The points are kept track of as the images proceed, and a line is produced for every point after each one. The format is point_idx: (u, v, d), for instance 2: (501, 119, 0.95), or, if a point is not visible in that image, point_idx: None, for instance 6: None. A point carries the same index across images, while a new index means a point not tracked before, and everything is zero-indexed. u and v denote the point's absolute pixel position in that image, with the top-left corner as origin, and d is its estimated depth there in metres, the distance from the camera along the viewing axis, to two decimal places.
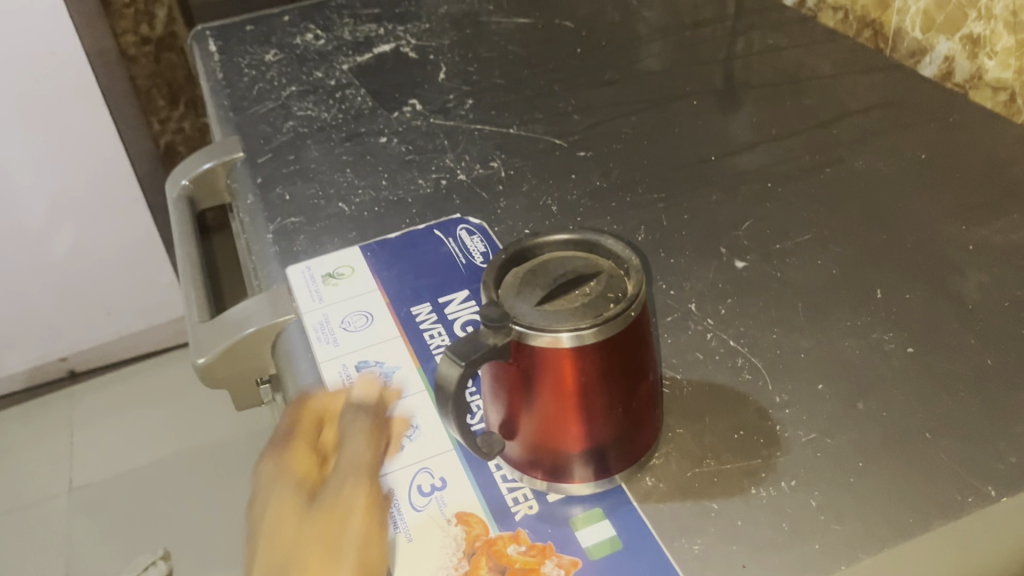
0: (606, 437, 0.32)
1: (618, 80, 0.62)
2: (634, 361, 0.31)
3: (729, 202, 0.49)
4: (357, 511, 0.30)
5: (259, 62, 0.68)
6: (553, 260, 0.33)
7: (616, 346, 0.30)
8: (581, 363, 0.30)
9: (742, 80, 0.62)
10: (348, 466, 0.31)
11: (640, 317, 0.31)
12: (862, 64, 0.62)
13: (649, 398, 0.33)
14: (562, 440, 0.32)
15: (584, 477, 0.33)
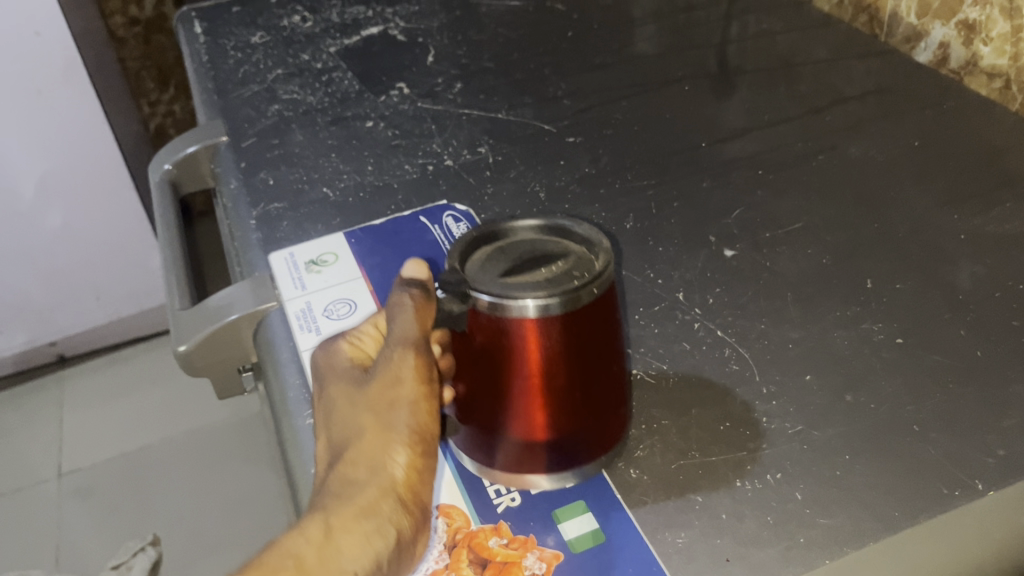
0: (572, 423, 0.32)
1: (610, 64, 0.62)
2: (599, 349, 0.31)
3: (720, 189, 0.49)
4: (408, 378, 0.29)
5: (245, 44, 0.67)
6: (522, 243, 0.32)
7: (577, 327, 0.30)
8: (541, 339, 0.30)
9: (735, 65, 0.61)
10: (394, 334, 0.30)
11: (607, 299, 0.31)
12: (859, 48, 0.61)
13: (617, 390, 0.33)
14: (524, 428, 0.32)
15: (550, 470, 0.32)
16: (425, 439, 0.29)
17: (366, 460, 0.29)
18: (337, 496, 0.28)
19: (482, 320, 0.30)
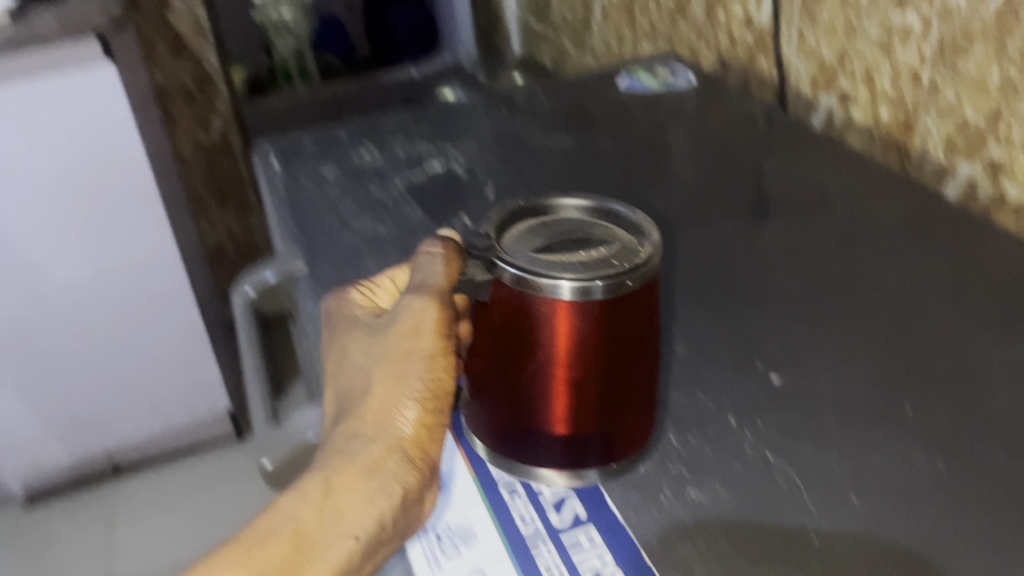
0: (588, 414, 0.38)
1: (656, 195, 0.67)
2: (618, 348, 0.37)
3: (764, 316, 0.52)
4: (420, 340, 0.39)
5: (318, 177, 0.73)
6: (572, 226, 0.38)
7: (597, 325, 0.36)
8: (572, 335, 0.36)
9: (774, 196, 0.65)
10: (414, 295, 0.39)
11: (641, 292, 0.36)
12: (889, 181, 0.65)
13: (634, 387, 0.39)
14: (546, 408, 0.39)
15: (567, 454, 0.40)
16: (434, 400, 0.39)
17: (381, 414, 0.39)
18: (356, 442, 0.39)
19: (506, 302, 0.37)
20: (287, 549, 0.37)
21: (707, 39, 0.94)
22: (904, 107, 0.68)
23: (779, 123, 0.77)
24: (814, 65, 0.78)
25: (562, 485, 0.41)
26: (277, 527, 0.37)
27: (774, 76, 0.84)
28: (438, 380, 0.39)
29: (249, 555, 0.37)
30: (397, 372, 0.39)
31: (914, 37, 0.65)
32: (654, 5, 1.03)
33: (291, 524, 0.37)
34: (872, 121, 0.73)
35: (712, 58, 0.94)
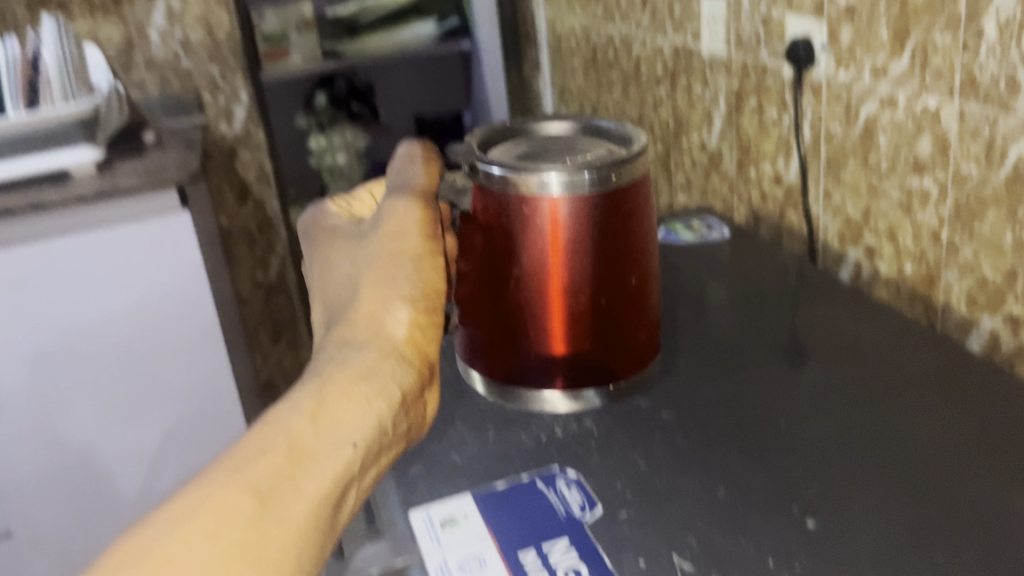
0: (576, 319, 0.60)
1: (694, 342, 0.71)
2: (604, 254, 0.59)
3: (798, 463, 0.55)
4: (407, 241, 0.54)
5: None
6: (554, 146, 0.63)
7: (577, 229, 0.58)
8: (564, 249, 0.58)
9: (806, 343, 0.70)
10: (396, 201, 0.56)
11: (623, 220, 0.59)
12: (917, 333, 0.69)
13: (615, 309, 0.61)
14: (541, 315, 0.60)
15: (564, 374, 0.62)
16: (421, 297, 0.53)
17: (376, 310, 0.52)
18: (357, 334, 0.51)
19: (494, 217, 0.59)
20: (290, 453, 0.43)
21: (739, 194, 1.01)
22: (926, 263, 0.73)
23: (808, 273, 0.82)
24: (840, 221, 0.84)
25: (565, 409, 0.62)
26: (273, 439, 0.43)
27: (804, 230, 0.90)
28: (424, 274, 0.54)
29: (251, 463, 0.42)
30: (390, 270, 0.54)
31: (932, 201, 0.71)
32: (690, 161, 1.11)
33: (287, 435, 0.43)
34: (897, 274, 0.78)
35: (745, 212, 1.01)
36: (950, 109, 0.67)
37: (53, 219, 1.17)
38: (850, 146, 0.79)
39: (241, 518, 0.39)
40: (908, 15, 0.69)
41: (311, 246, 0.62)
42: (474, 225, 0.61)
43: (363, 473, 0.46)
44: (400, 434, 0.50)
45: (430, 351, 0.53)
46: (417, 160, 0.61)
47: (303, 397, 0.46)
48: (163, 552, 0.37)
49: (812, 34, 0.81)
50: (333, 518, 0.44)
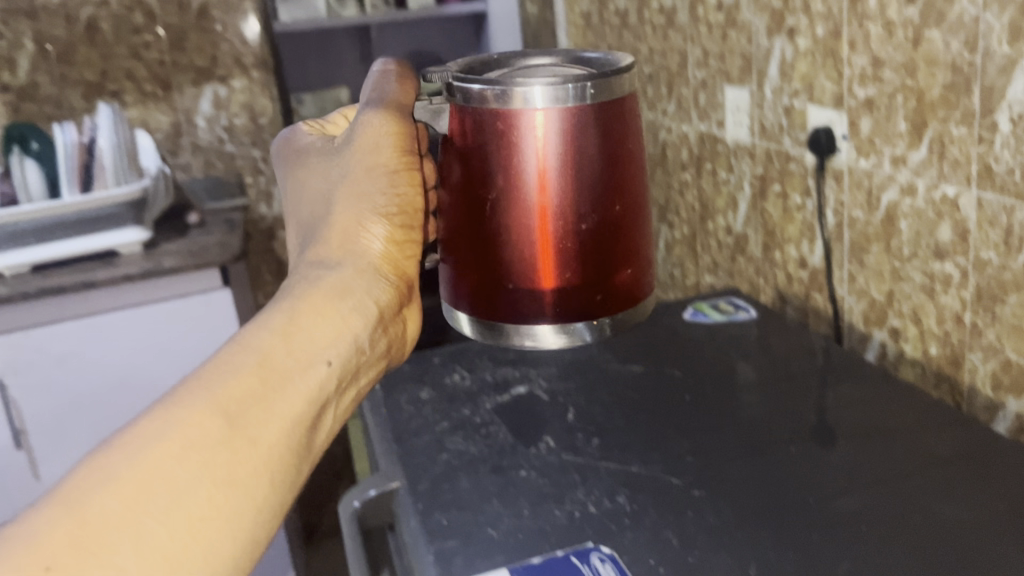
0: (566, 252, 0.62)
1: (723, 420, 0.73)
2: (594, 181, 0.60)
3: (829, 543, 0.56)
4: (380, 153, 0.58)
5: (416, 398, 0.81)
6: (500, 62, 0.64)
7: (561, 159, 0.59)
8: (551, 195, 0.60)
9: (834, 423, 0.71)
10: (369, 112, 0.58)
11: (622, 169, 0.62)
12: (944, 415, 0.70)
13: (610, 242, 0.62)
14: (523, 246, 0.62)
15: (553, 301, 0.63)
16: (396, 213, 0.60)
17: (353, 227, 0.59)
18: (334, 254, 0.59)
19: (471, 133, 0.60)
20: (261, 373, 0.48)
21: (766, 276, 1.03)
22: (951, 346, 0.75)
23: (834, 353, 0.84)
24: (865, 303, 0.86)
25: (557, 342, 0.63)
26: (243, 359, 0.48)
27: (830, 311, 0.92)
28: (399, 189, 0.59)
29: (221, 384, 0.46)
30: (363, 185, 0.59)
31: (954, 284, 0.73)
32: (716, 244, 1.14)
33: (256, 359, 0.49)
34: (922, 356, 0.79)
35: (771, 293, 1.03)
36: (969, 197, 0.69)
37: (102, 292, 1.28)
38: (872, 231, 0.82)
39: (213, 437, 0.44)
40: (924, 108, 0.72)
41: (285, 169, 0.66)
42: (453, 150, 0.62)
43: (335, 393, 0.52)
44: (377, 347, 0.59)
45: (404, 267, 0.61)
46: (393, 70, 0.63)
47: (273, 326, 0.51)
48: (135, 466, 0.41)
49: (833, 123, 0.84)
50: (307, 436, 0.49)
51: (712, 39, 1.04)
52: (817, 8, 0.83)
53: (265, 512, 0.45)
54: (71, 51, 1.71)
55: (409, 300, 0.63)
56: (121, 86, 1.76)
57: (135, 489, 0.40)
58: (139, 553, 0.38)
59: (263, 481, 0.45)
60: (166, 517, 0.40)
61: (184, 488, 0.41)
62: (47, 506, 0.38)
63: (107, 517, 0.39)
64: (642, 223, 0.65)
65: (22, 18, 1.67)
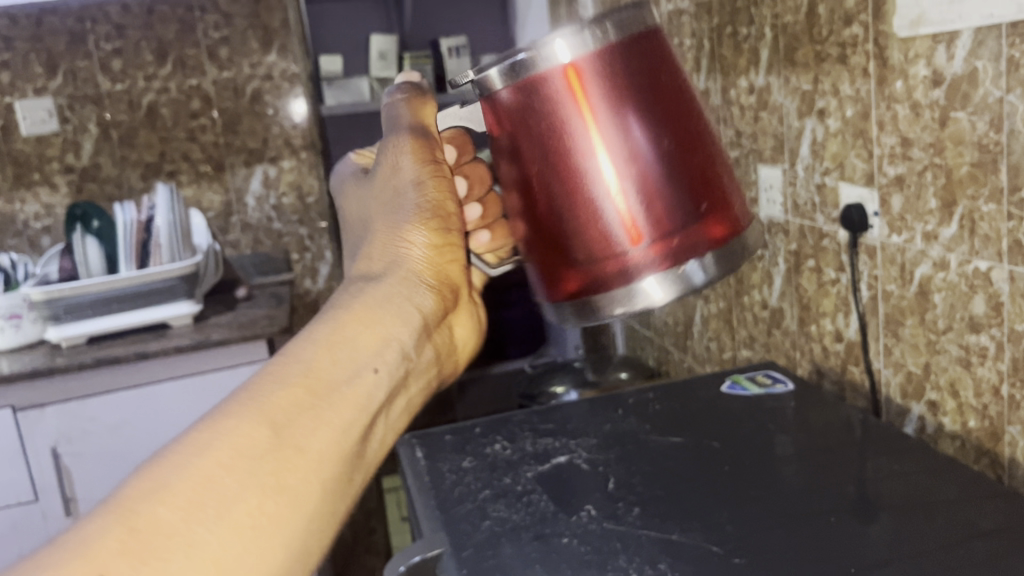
0: (641, 199, 0.56)
1: (762, 492, 0.74)
2: (651, 123, 0.56)
3: None
4: (409, 170, 0.62)
5: (458, 466, 0.83)
6: None
7: (607, 121, 0.55)
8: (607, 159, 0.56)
9: (874, 495, 0.71)
10: (396, 135, 0.63)
11: (667, 95, 0.56)
12: (985, 489, 0.70)
13: (679, 161, 0.56)
14: (595, 216, 0.57)
15: (648, 256, 0.57)
16: (432, 222, 0.63)
17: (392, 238, 0.62)
18: (376, 266, 0.62)
19: (511, 123, 0.57)
20: (306, 385, 0.49)
21: (802, 349, 1.05)
22: (989, 419, 0.75)
23: (872, 425, 0.84)
24: (902, 376, 0.87)
25: (659, 299, 0.57)
26: (288, 372, 0.49)
27: (867, 384, 0.93)
28: (432, 200, 0.63)
29: (265, 399, 0.47)
30: (398, 202, 0.63)
31: (990, 357, 0.74)
32: (752, 318, 1.15)
33: (302, 370, 0.50)
34: (961, 428, 0.80)
35: (808, 367, 1.04)
36: (1001, 271, 0.71)
37: (154, 364, 1.39)
38: (907, 304, 0.84)
39: (261, 449, 0.45)
40: (953, 185, 0.75)
41: (337, 206, 0.71)
42: (500, 147, 0.60)
43: (382, 405, 0.54)
44: (423, 355, 0.60)
45: (449, 271, 0.64)
46: (405, 95, 0.65)
47: (318, 339, 0.52)
48: (187, 478, 0.42)
49: (865, 200, 0.87)
50: (356, 440, 0.50)
51: (744, 121, 1.08)
52: (847, 91, 0.86)
53: (313, 519, 0.46)
54: (133, 135, 1.88)
55: (453, 303, 0.65)
56: (178, 167, 1.91)
57: (184, 501, 0.41)
58: (190, 561, 0.39)
59: (311, 487, 0.46)
60: (216, 523, 0.41)
61: (234, 497, 0.43)
62: (101, 517, 0.40)
63: (160, 526, 0.40)
64: (713, 151, 0.59)
65: (89, 105, 1.85)
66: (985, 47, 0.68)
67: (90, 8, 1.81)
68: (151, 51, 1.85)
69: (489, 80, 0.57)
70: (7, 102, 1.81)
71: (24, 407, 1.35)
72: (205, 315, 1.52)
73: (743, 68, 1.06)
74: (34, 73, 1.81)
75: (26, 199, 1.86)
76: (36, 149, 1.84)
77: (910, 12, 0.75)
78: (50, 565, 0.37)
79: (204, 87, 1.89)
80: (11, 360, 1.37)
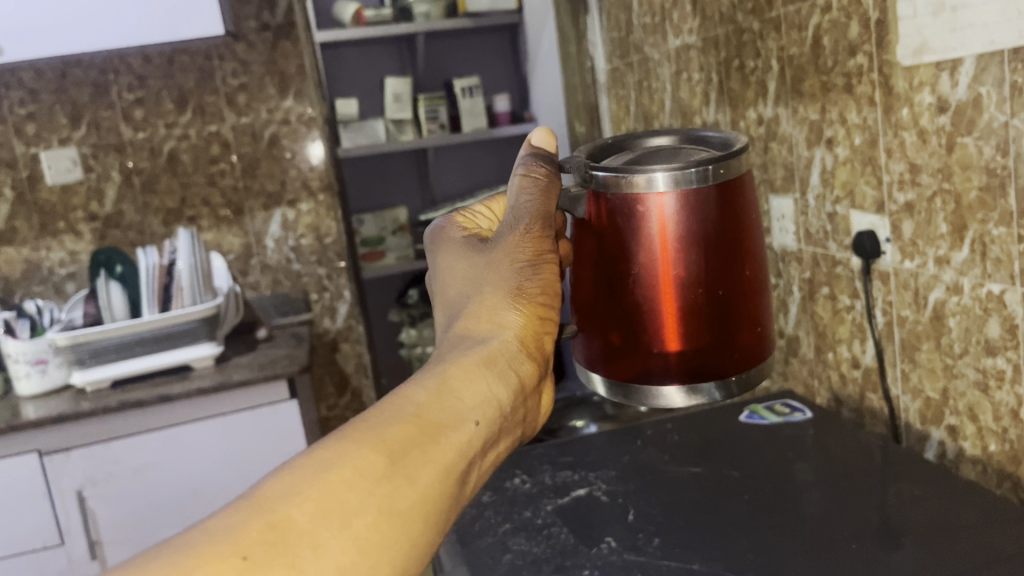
0: (699, 318, 0.54)
1: (784, 520, 0.73)
2: (733, 247, 0.55)
3: None
4: (523, 253, 0.55)
5: (478, 501, 0.84)
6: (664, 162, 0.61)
7: (691, 233, 0.53)
8: (678, 264, 0.54)
9: (899, 522, 0.71)
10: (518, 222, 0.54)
11: (748, 236, 0.56)
12: (1007, 513, 0.69)
13: (744, 297, 0.55)
14: (655, 308, 0.55)
15: (682, 370, 0.55)
16: (535, 296, 0.56)
17: (492, 309, 0.55)
18: (473, 332, 0.55)
19: (612, 204, 0.54)
20: (418, 423, 0.47)
21: (820, 377, 1.04)
22: (1010, 442, 0.75)
23: (893, 451, 0.84)
24: (920, 402, 0.87)
25: (681, 402, 0.55)
26: (401, 410, 0.47)
27: (885, 411, 0.93)
28: (541, 280, 0.55)
29: (381, 429, 0.45)
30: (501, 272, 0.55)
31: (1007, 380, 0.74)
32: None
33: (414, 410, 0.48)
34: (982, 453, 0.79)
35: (826, 395, 1.04)
36: (1014, 294, 0.71)
37: (176, 406, 1.40)
38: (923, 329, 0.84)
39: (377, 473, 0.43)
40: (963, 210, 0.75)
41: (432, 256, 0.61)
42: (589, 229, 0.56)
43: (486, 450, 0.50)
44: (518, 416, 0.54)
45: (544, 344, 0.57)
46: (537, 172, 0.54)
47: (427, 383, 0.50)
48: (315, 489, 0.41)
49: (876, 227, 0.87)
50: (458, 486, 0.47)
51: (754, 151, 1.09)
52: (854, 120, 0.87)
53: (416, 549, 0.43)
54: (154, 181, 1.92)
55: (546, 374, 0.58)
56: (198, 212, 1.94)
57: (315, 508, 0.40)
58: (319, 563, 0.38)
59: (418, 522, 0.44)
60: (340, 532, 0.40)
61: (353, 511, 0.41)
62: (236, 513, 0.39)
63: (291, 527, 0.39)
64: (768, 290, 0.58)
65: (112, 153, 1.89)
66: (988, 73, 0.69)
67: (112, 59, 1.85)
68: (171, 100, 1.89)
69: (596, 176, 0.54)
70: (33, 153, 1.85)
71: (50, 451, 1.38)
72: (227, 356, 1.54)
73: (751, 100, 1.07)
74: (59, 124, 1.85)
75: (52, 246, 1.90)
76: (62, 198, 1.88)
77: (913, 41, 0.76)
78: (183, 551, 0.37)
79: (223, 133, 1.93)
80: (37, 406, 1.39)
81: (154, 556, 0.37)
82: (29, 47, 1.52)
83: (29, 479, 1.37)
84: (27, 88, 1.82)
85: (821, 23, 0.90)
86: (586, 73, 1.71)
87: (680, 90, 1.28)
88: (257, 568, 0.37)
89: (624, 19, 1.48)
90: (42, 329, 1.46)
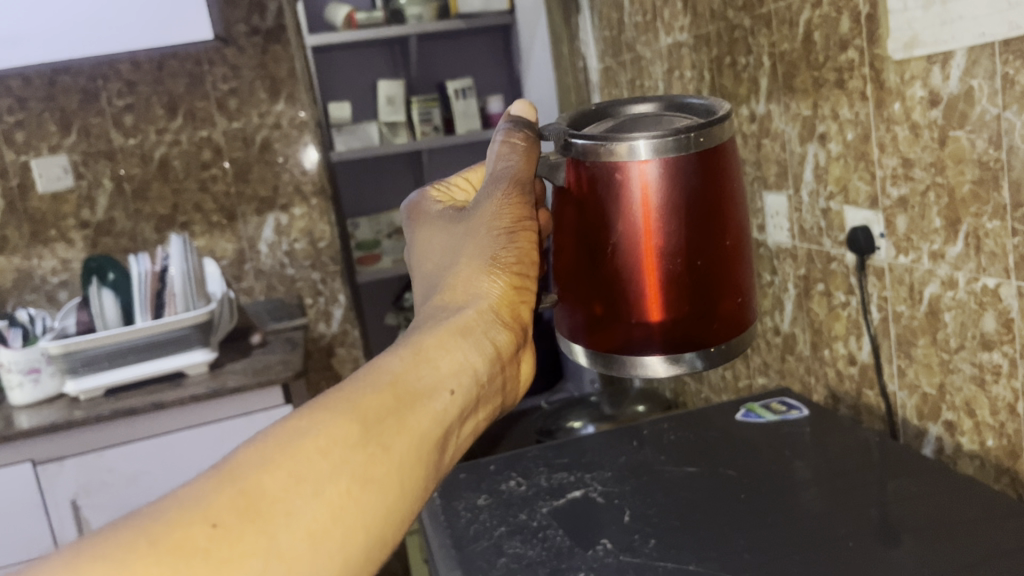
0: (679, 287, 0.54)
1: (780, 518, 0.73)
2: (715, 216, 0.54)
3: None
4: (502, 220, 0.54)
5: (473, 505, 0.83)
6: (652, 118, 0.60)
7: (672, 203, 0.53)
8: (660, 235, 0.53)
9: (898, 519, 0.70)
10: (496, 188, 0.54)
11: (730, 204, 0.55)
12: (1006, 510, 0.69)
13: (725, 267, 0.55)
14: (636, 280, 0.54)
15: (663, 340, 0.55)
16: (513, 266, 0.55)
17: (468, 278, 0.55)
18: (451, 301, 0.55)
19: (593, 172, 0.54)
20: (395, 391, 0.46)
21: (816, 374, 1.04)
22: (1008, 437, 0.75)
23: (891, 448, 0.83)
24: (917, 398, 0.86)
25: (663, 372, 0.54)
26: (376, 377, 0.47)
27: (883, 407, 0.92)
28: (519, 247, 0.55)
29: (356, 397, 0.45)
30: (480, 242, 0.55)
31: (1004, 374, 0.73)
32: (765, 344, 1.15)
33: (390, 377, 0.47)
34: (980, 448, 0.79)
35: (823, 392, 1.03)
36: (1009, 287, 0.71)
37: (171, 413, 1.39)
38: (918, 324, 0.83)
39: (350, 441, 0.42)
40: (956, 204, 0.75)
41: (412, 232, 0.61)
42: (570, 199, 0.56)
43: (462, 421, 0.50)
44: (494, 387, 0.54)
45: (522, 315, 0.57)
46: (517, 138, 0.55)
47: (403, 350, 0.50)
48: (289, 455, 0.40)
49: (870, 222, 0.87)
50: (433, 457, 0.47)
51: (747, 149, 1.09)
52: (846, 115, 0.87)
53: (389, 520, 0.43)
54: (146, 188, 1.91)
55: (524, 345, 0.58)
56: (191, 218, 1.94)
57: (287, 473, 0.40)
58: (289, 531, 0.38)
59: (391, 492, 0.43)
60: (312, 498, 0.39)
61: (325, 480, 0.40)
62: (207, 480, 0.39)
63: (264, 494, 0.38)
64: (750, 258, 0.57)
65: (102, 160, 1.88)
66: (979, 65, 0.69)
67: (101, 66, 1.84)
68: (162, 106, 1.89)
69: (577, 144, 0.54)
70: (23, 160, 1.84)
71: (43, 460, 1.37)
72: (221, 362, 1.54)
73: (743, 97, 1.06)
74: (49, 132, 1.84)
75: (43, 254, 1.89)
76: (52, 206, 1.87)
77: (903, 34, 0.76)
78: (153, 517, 0.36)
79: (214, 138, 1.92)
80: (31, 415, 1.39)
81: (122, 524, 0.36)
82: (17, 54, 1.52)
83: (22, 489, 1.36)
84: (16, 96, 1.81)
85: (811, 18, 0.89)
86: (578, 73, 1.71)
87: (672, 88, 1.27)
88: (228, 537, 0.36)
89: (615, 17, 1.48)
90: (33, 339, 1.46)
